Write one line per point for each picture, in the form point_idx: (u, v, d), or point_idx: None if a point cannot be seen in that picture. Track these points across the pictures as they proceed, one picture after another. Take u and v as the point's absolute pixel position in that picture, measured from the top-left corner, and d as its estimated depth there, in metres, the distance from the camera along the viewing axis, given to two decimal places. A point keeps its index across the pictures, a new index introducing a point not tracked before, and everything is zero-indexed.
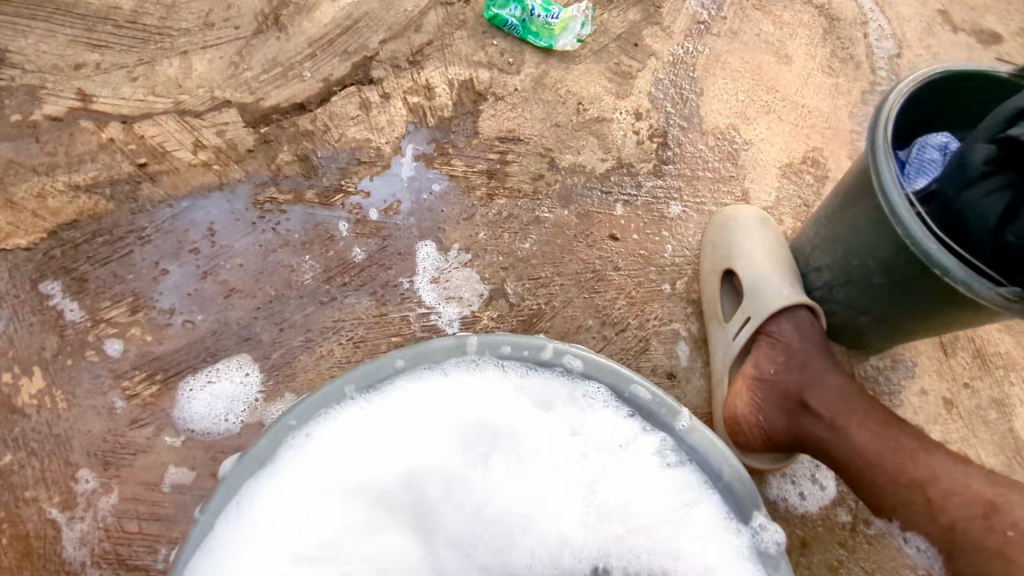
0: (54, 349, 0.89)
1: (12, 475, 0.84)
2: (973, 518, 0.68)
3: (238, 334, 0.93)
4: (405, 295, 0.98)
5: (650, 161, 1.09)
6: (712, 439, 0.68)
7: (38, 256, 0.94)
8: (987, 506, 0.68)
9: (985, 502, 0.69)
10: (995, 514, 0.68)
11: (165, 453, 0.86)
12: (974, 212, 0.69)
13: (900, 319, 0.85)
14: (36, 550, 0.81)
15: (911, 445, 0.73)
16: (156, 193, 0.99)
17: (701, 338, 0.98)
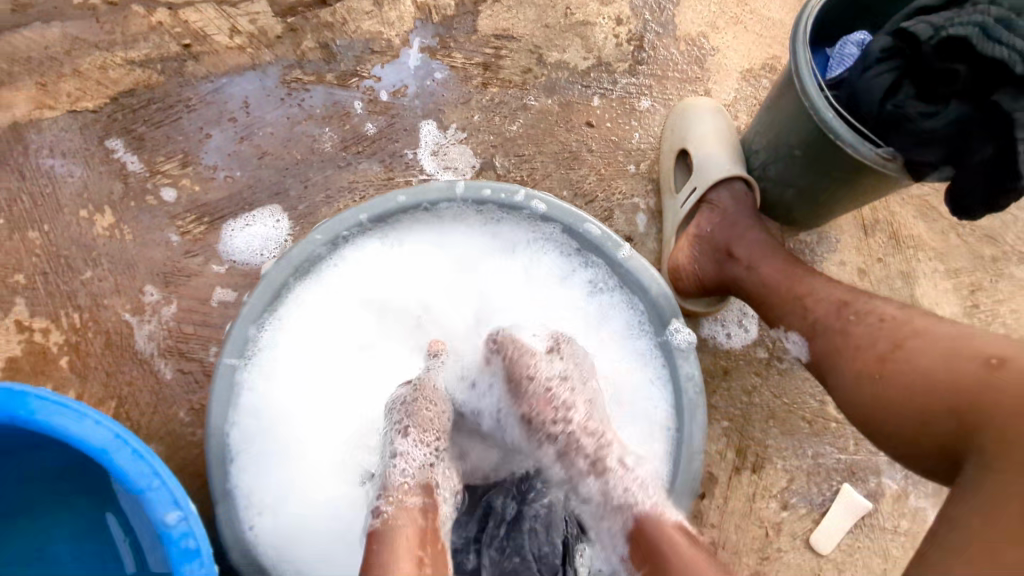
0: (121, 193, 1.09)
1: (93, 287, 1.05)
2: (829, 311, 0.83)
3: (270, 188, 1.12)
4: (409, 164, 1.16)
5: (626, 61, 1.24)
6: (642, 263, 0.89)
7: (103, 117, 1.12)
8: (842, 303, 0.84)
9: (840, 301, 0.84)
10: (847, 307, 0.83)
11: (214, 277, 1.07)
12: (867, 89, 0.85)
13: (817, 192, 1.03)
14: (115, 343, 1.03)
15: (806, 278, 0.90)
16: (199, 71, 1.15)
17: (657, 209, 1.17)
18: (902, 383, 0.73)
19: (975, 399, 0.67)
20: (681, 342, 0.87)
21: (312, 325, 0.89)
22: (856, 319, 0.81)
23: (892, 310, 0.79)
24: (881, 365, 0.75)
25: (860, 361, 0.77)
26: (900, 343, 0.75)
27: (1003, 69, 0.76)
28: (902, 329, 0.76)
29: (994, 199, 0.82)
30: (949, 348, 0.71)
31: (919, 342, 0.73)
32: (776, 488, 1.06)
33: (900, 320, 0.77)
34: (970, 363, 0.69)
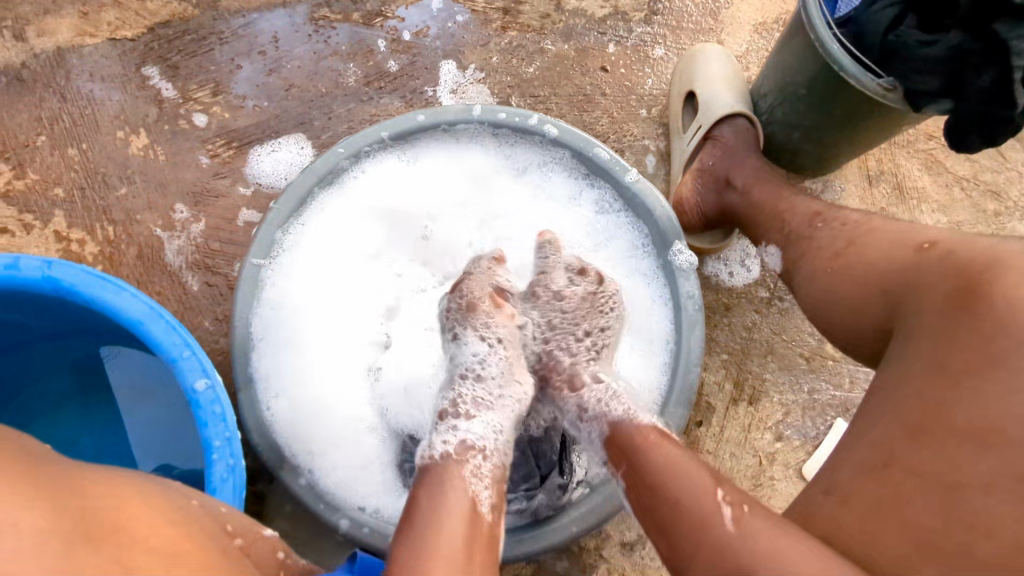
0: (155, 117, 1.15)
1: (128, 203, 1.12)
2: (803, 223, 0.89)
3: (296, 119, 1.18)
4: (428, 101, 1.21)
5: (642, 11, 1.28)
6: (648, 187, 0.94)
7: (140, 46, 1.17)
8: (816, 214, 0.89)
9: (816, 212, 0.89)
10: (820, 217, 0.88)
11: (239, 199, 1.13)
12: (871, 23, 0.89)
13: (822, 132, 1.06)
14: (147, 255, 1.10)
15: (793, 198, 0.95)
16: (232, 6, 1.20)
17: (667, 152, 1.23)
18: (852, 273, 0.75)
19: (904, 275, 0.69)
20: (682, 262, 0.92)
21: (336, 235, 0.96)
22: (823, 224, 0.86)
23: (856, 214, 0.84)
24: (836, 257, 0.79)
25: (818, 258, 0.82)
26: (853, 241, 0.79)
27: (1003, 0, 0.79)
28: (859, 229, 0.80)
29: (990, 130, 0.88)
30: (893, 241, 0.74)
31: (868, 238, 0.77)
32: (771, 420, 1.09)
33: (862, 222, 0.81)
34: (906, 249, 0.71)
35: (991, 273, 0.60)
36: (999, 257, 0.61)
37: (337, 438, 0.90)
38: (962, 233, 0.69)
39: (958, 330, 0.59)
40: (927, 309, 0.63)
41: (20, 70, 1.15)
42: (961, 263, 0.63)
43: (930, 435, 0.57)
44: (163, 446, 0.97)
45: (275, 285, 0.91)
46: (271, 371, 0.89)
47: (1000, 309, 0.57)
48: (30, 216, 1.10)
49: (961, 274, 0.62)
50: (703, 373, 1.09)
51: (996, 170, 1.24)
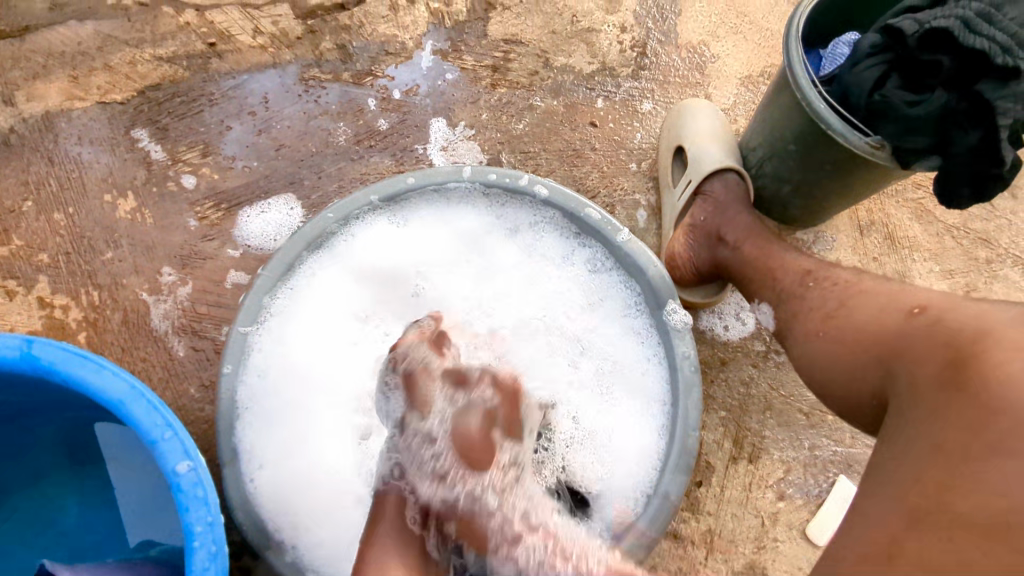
0: (144, 180, 1.15)
1: (114, 267, 1.10)
2: (793, 281, 0.88)
3: (286, 179, 1.17)
4: (419, 158, 1.21)
5: (630, 66, 1.30)
6: (640, 246, 0.93)
7: (130, 109, 1.18)
8: (806, 272, 0.88)
9: (805, 271, 0.89)
10: (810, 276, 0.87)
11: (228, 261, 1.12)
12: (856, 82, 0.90)
13: (812, 186, 1.06)
14: (132, 320, 1.08)
15: (784, 255, 0.94)
16: (223, 67, 1.21)
17: (657, 206, 1.23)
18: (845, 338, 0.74)
19: (900, 344, 0.68)
20: (678, 323, 0.90)
21: (325, 300, 0.94)
22: (813, 283, 0.85)
23: (848, 274, 0.83)
24: (826, 322, 0.78)
25: (807, 321, 0.81)
26: (845, 303, 0.78)
27: (984, 60, 0.80)
28: (849, 289, 0.79)
29: (981, 186, 0.88)
30: (884, 306, 0.73)
31: (859, 300, 0.76)
32: (772, 479, 1.06)
33: (852, 282, 0.80)
34: (899, 315, 0.70)
35: (984, 347, 0.59)
36: (993, 328, 0.61)
37: (324, 513, 0.86)
38: (955, 298, 0.67)
39: (953, 407, 0.58)
40: (924, 383, 0.62)
41: (8, 134, 1.14)
42: (954, 334, 0.62)
43: (930, 519, 0.55)
44: (148, 521, 0.95)
45: (262, 354, 0.89)
46: (257, 444, 0.86)
47: (996, 386, 0.56)
48: (13, 282, 1.08)
49: (954, 346, 0.61)
50: (701, 431, 1.07)
51: (986, 219, 1.24)
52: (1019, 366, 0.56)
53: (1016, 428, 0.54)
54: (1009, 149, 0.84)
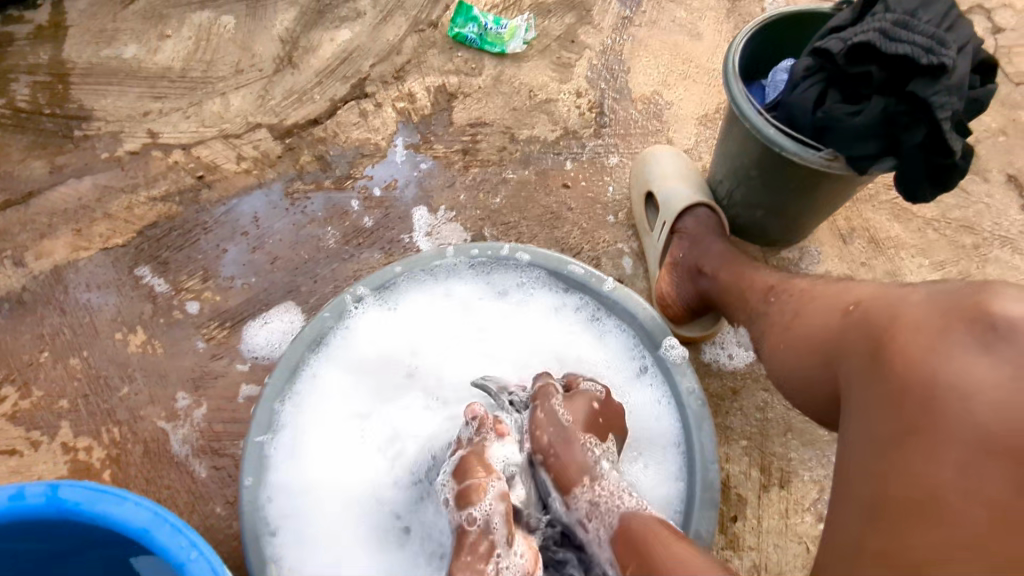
0: (151, 312, 1.20)
1: (130, 401, 1.14)
2: (757, 298, 0.94)
3: (284, 289, 1.22)
4: (406, 247, 1.26)
5: (591, 127, 1.37)
6: (626, 292, 0.97)
7: (131, 250, 1.25)
8: (769, 288, 0.93)
9: (769, 286, 0.94)
10: (773, 291, 0.93)
11: (238, 375, 1.15)
12: (798, 104, 0.95)
13: (780, 205, 1.09)
14: (153, 450, 1.10)
15: (755, 273, 0.99)
16: (213, 196, 1.29)
17: (641, 251, 1.27)
18: (802, 343, 0.79)
19: (839, 339, 0.72)
20: (677, 357, 0.93)
21: (331, 397, 0.97)
22: (773, 297, 0.91)
23: (803, 282, 0.89)
24: (785, 331, 0.83)
25: (769, 338, 0.86)
26: (799, 313, 0.83)
27: (910, 63, 0.85)
28: (803, 298, 0.85)
29: (939, 177, 0.92)
30: (825, 308, 0.78)
31: (810, 306, 0.82)
32: (808, 501, 1.04)
33: (807, 289, 0.86)
34: (835, 314, 0.75)
35: (893, 330, 0.64)
36: (900, 312, 0.66)
37: None
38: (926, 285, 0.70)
39: (877, 394, 0.62)
40: (858, 374, 0.66)
41: (21, 293, 1.21)
42: (873, 324, 0.67)
43: (885, 512, 0.57)
44: None
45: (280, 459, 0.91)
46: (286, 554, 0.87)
47: (904, 368, 0.60)
48: (36, 433, 1.11)
49: (873, 337, 0.66)
50: (726, 464, 1.06)
51: (963, 207, 1.27)
52: (919, 344, 0.61)
53: (929, 408, 0.58)
54: (955, 139, 0.87)
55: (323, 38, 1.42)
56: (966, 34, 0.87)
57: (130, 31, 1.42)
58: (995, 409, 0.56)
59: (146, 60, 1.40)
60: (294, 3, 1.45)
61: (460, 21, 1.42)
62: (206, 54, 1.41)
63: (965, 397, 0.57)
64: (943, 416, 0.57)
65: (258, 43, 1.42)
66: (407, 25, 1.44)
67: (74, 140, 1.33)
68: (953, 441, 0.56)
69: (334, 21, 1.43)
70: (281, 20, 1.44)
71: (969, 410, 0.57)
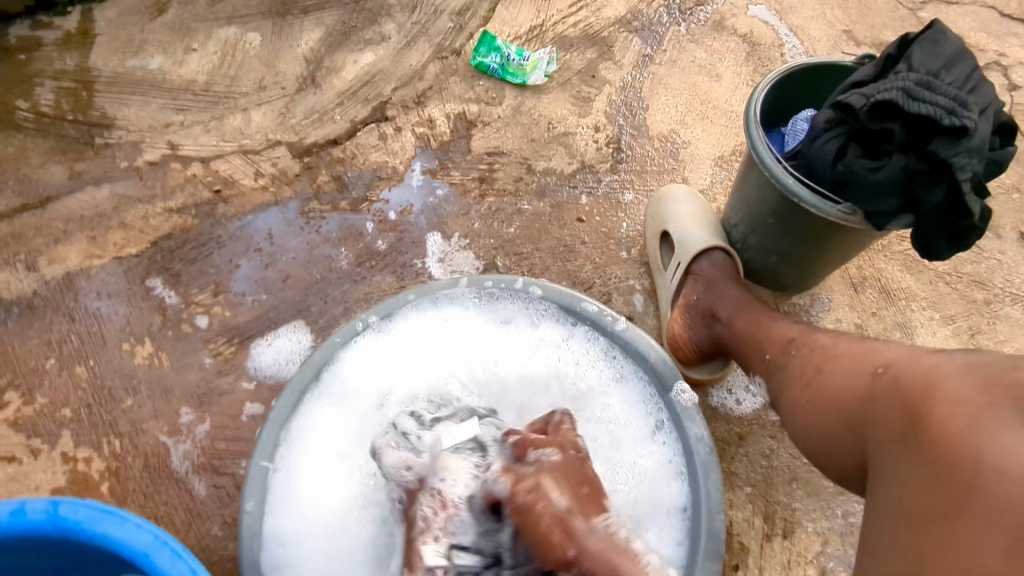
0: (159, 325, 1.20)
1: (133, 413, 1.13)
2: (778, 350, 0.94)
3: (294, 308, 1.22)
4: (418, 272, 1.27)
5: (607, 162, 1.38)
6: (638, 333, 0.97)
7: (144, 260, 1.25)
8: (789, 341, 0.94)
9: (789, 339, 0.94)
10: (794, 344, 0.93)
11: (243, 394, 1.15)
12: (819, 157, 0.95)
13: (793, 252, 1.10)
14: (153, 464, 1.10)
15: (773, 323, 0.99)
16: (229, 211, 1.29)
17: (653, 289, 1.27)
18: (825, 405, 0.79)
19: (868, 404, 0.72)
20: (686, 402, 0.93)
21: (332, 429, 0.95)
22: (794, 351, 0.91)
23: (826, 338, 0.90)
24: (809, 392, 0.83)
25: (790, 396, 0.86)
26: (821, 371, 0.83)
27: (933, 123, 0.86)
28: (825, 355, 0.85)
29: (957, 237, 0.93)
30: (853, 368, 0.79)
31: (833, 365, 0.82)
32: (811, 554, 1.03)
33: (829, 346, 0.86)
34: (864, 375, 0.76)
35: (930, 404, 0.64)
36: (935, 383, 0.65)
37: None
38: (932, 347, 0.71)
39: (916, 469, 0.61)
40: (892, 447, 0.66)
41: (31, 297, 1.21)
42: (905, 394, 0.67)
43: None
44: None
45: (277, 497, 0.89)
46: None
47: (942, 444, 0.60)
48: (37, 441, 1.11)
49: (907, 409, 0.66)
50: (729, 511, 1.05)
51: (975, 261, 1.28)
52: (959, 421, 0.60)
53: (970, 488, 0.56)
54: (975, 201, 0.88)
55: (347, 59, 1.43)
56: (988, 96, 0.88)
57: (156, 42, 1.44)
58: None
59: (171, 72, 1.42)
60: (320, 24, 1.47)
61: (483, 50, 1.44)
62: (231, 69, 1.42)
63: (1010, 479, 0.55)
64: (986, 496, 0.55)
65: (283, 62, 1.43)
66: (430, 51, 1.46)
67: (95, 148, 1.34)
68: (998, 523, 0.54)
69: (358, 44, 1.45)
70: (307, 40, 1.46)
71: (1013, 490, 0.54)
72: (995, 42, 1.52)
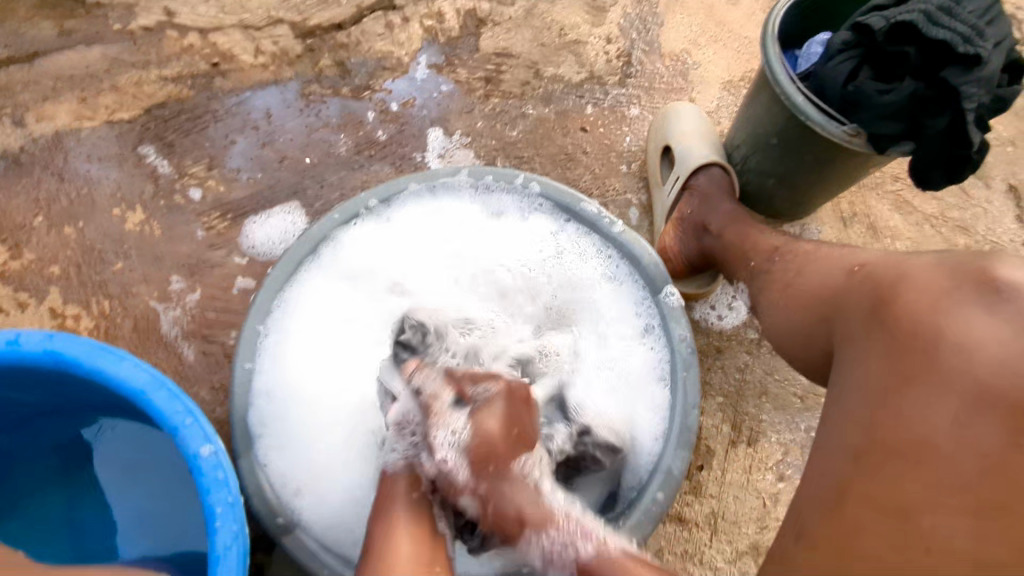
0: (152, 193, 1.18)
1: (123, 277, 1.13)
2: (763, 258, 0.96)
3: (289, 189, 1.21)
4: (417, 166, 1.26)
5: (616, 74, 1.36)
6: (636, 237, 0.99)
7: (137, 127, 1.22)
8: (774, 249, 0.96)
9: (774, 248, 0.97)
10: (779, 252, 0.95)
11: (235, 268, 1.15)
12: (829, 77, 0.96)
13: (794, 177, 1.11)
14: (142, 327, 1.11)
15: (759, 235, 1.01)
16: (226, 86, 1.25)
17: (648, 204, 1.29)
18: (800, 304, 0.83)
19: (842, 295, 0.76)
20: (673, 304, 0.96)
21: (325, 301, 0.97)
22: (778, 259, 0.93)
23: (806, 245, 0.92)
24: (787, 290, 0.87)
25: (769, 294, 0.90)
26: (801, 272, 0.87)
27: (947, 49, 0.86)
28: (806, 259, 0.88)
29: (952, 167, 0.94)
30: (831, 268, 0.82)
31: (812, 267, 0.85)
32: (771, 461, 1.10)
33: (811, 253, 0.89)
34: (840, 273, 0.79)
35: (896, 289, 0.68)
36: (906, 271, 0.70)
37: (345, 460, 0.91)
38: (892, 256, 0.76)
39: (877, 346, 0.67)
40: (856, 331, 0.71)
41: (18, 154, 1.18)
42: (878, 282, 0.71)
43: (871, 457, 0.63)
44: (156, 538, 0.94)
45: (269, 357, 0.91)
46: (274, 458, 0.88)
47: (906, 325, 0.65)
48: (24, 294, 1.11)
49: (874, 295, 0.70)
50: (701, 416, 1.11)
51: (962, 208, 1.31)
52: (924, 302, 0.66)
53: (927, 361, 0.63)
54: (976, 132, 0.89)
55: None
56: (1004, 30, 0.88)
57: None
58: (994, 364, 0.61)
59: None
60: None
61: None
62: None
63: (961, 351, 0.62)
64: (941, 366, 0.62)
65: None
66: None
67: (86, 6, 1.26)
68: (952, 392, 0.61)
69: None
70: None
71: (968, 363, 0.61)
72: None
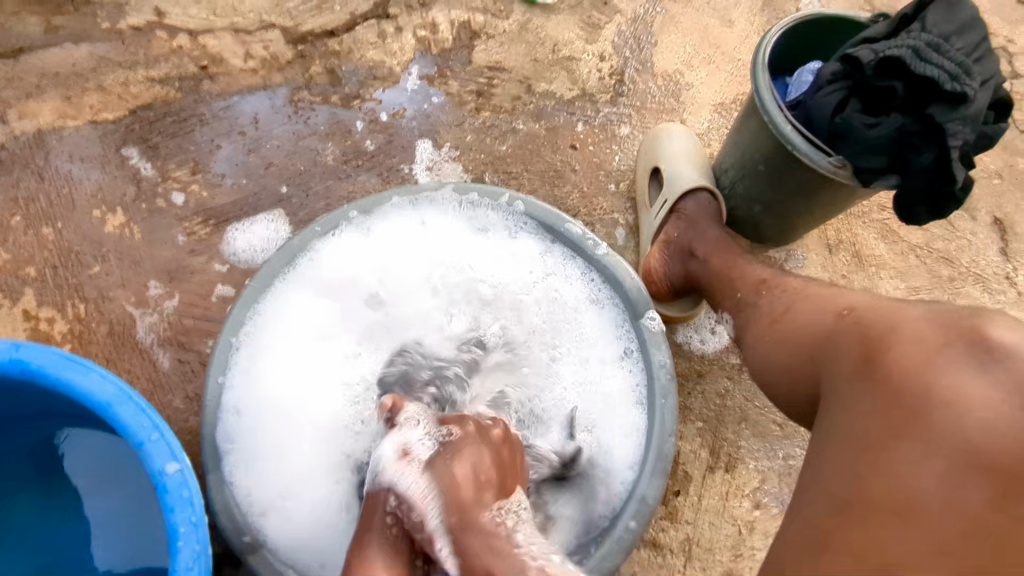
0: (133, 196, 1.17)
1: (100, 280, 1.12)
2: (749, 289, 0.96)
3: (274, 197, 1.20)
4: (405, 177, 1.26)
5: (608, 93, 1.35)
6: (619, 261, 0.98)
7: (121, 128, 1.20)
8: (762, 281, 0.96)
9: (761, 280, 0.96)
10: (766, 285, 0.95)
11: (215, 275, 1.14)
12: (818, 108, 0.96)
13: (781, 205, 1.11)
14: (118, 332, 1.09)
15: (746, 265, 1.01)
16: (214, 89, 1.24)
17: (636, 225, 1.29)
18: (786, 341, 0.83)
19: (829, 338, 0.76)
20: (654, 329, 0.95)
21: (302, 313, 0.96)
22: (767, 292, 0.93)
23: (794, 280, 0.93)
24: (775, 326, 0.86)
25: (756, 328, 0.89)
26: (790, 308, 0.86)
27: (934, 86, 0.87)
28: (797, 294, 0.88)
29: (937, 203, 0.94)
30: (819, 309, 0.82)
31: (802, 304, 0.85)
32: (748, 488, 1.09)
33: (800, 289, 0.89)
34: (829, 316, 0.79)
35: (888, 341, 0.69)
36: (899, 324, 0.70)
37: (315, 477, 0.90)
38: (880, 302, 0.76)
39: (864, 402, 0.67)
40: (845, 380, 0.71)
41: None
42: (868, 331, 0.71)
43: (855, 511, 0.63)
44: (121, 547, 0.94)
45: (243, 371, 0.91)
46: (241, 474, 0.87)
47: (897, 380, 0.65)
48: None
49: (865, 344, 0.71)
50: (679, 441, 1.10)
51: (947, 239, 1.31)
52: (914, 358, 0.66)
53: (915, 419, 0.63)
54: (961, 169, 0.90)
55: None
56: (991, 69, 0.89)
57: None
58: (983, 426, 0.61)
59: None
60: None
61: None
62: None
63: (953, 411, 0.62)
64: (929, 424, 0.62)
65: None
66: None
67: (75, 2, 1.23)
68: (940, 452, 0.61)
69: None
70: None
71: (959, 424, 0.61)
72: (1007, 28, 1.50)
